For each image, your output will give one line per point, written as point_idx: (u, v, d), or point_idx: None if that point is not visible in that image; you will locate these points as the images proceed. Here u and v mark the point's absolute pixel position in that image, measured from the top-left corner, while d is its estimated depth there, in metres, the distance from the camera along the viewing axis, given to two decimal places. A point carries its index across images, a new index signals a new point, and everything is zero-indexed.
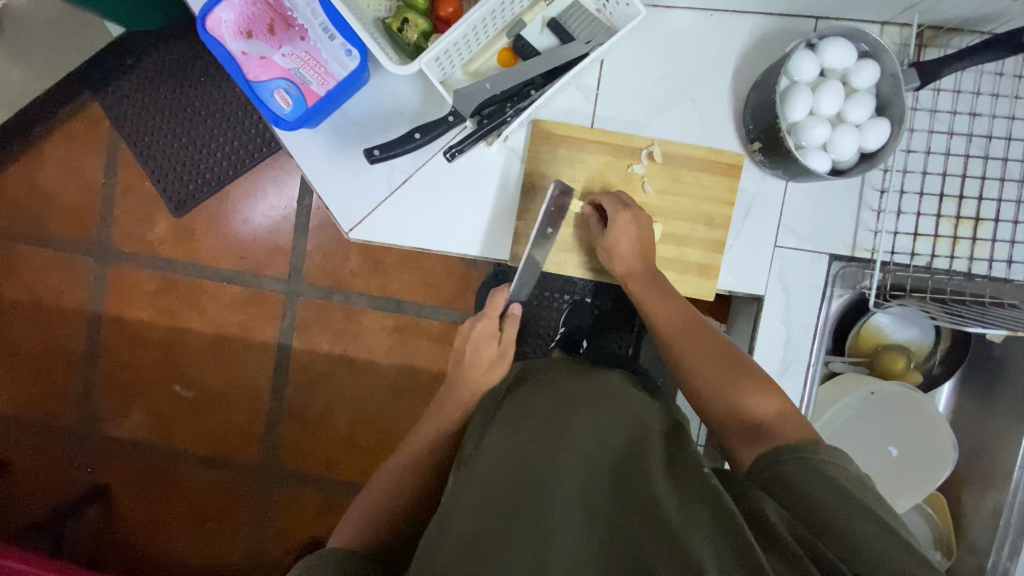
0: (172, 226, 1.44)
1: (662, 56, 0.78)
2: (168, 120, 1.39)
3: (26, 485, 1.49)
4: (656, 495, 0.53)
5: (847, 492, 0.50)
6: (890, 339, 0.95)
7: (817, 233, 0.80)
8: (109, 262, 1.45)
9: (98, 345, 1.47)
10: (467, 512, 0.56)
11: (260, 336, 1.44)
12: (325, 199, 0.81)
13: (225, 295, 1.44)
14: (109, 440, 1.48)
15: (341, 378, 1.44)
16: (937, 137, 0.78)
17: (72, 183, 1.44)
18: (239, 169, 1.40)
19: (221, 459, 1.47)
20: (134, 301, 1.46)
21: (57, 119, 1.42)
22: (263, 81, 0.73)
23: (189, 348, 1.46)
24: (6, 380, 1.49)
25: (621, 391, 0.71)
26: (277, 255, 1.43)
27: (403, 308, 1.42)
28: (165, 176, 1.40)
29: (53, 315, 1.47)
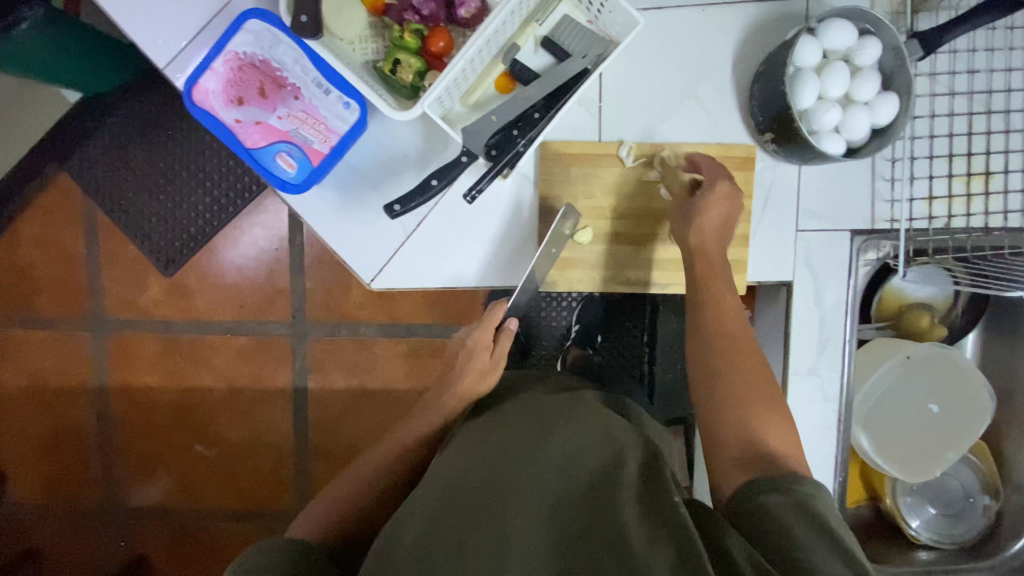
0: (166, 287, 1.39)
1: (660, 58, 0.77)
2: (145, 180, 1.34)
3: (65, 565, 1.46)
4: (623, 526, 0.54)
5: (817, 527, 0.52)
6: (911, 299, 0.96)
7: (837, 212, 0.81)
8: (106, 333, 1.41)
9: (109, 417, 1.43)
10: (426, 522, 0.57)
11: (275, 382, 1.42)
12: (341, 253, 0.79)
13: (231, 347, 1.41)
14: (139, 509, 1.45)
15: (363, 410, 1.42)
16: (941, 99, 0.78)
17: (55, 258, 1.39)
18: (223, 220, 1.36)
19: (253, 508, 1.45)
20: (140, 367, 1.42)
21: (25, 195, 1.36)
22: (263, 146, 0.70)
23: (205, 404, 1.43)
24: (20, 468, 1.45)
25: (597, 407, 0.71)
26: (277, 299, 1.40)
27: (413, 331, 1.41)
28: (150, 236, 1.36)
29: (58, 395, 1.43)
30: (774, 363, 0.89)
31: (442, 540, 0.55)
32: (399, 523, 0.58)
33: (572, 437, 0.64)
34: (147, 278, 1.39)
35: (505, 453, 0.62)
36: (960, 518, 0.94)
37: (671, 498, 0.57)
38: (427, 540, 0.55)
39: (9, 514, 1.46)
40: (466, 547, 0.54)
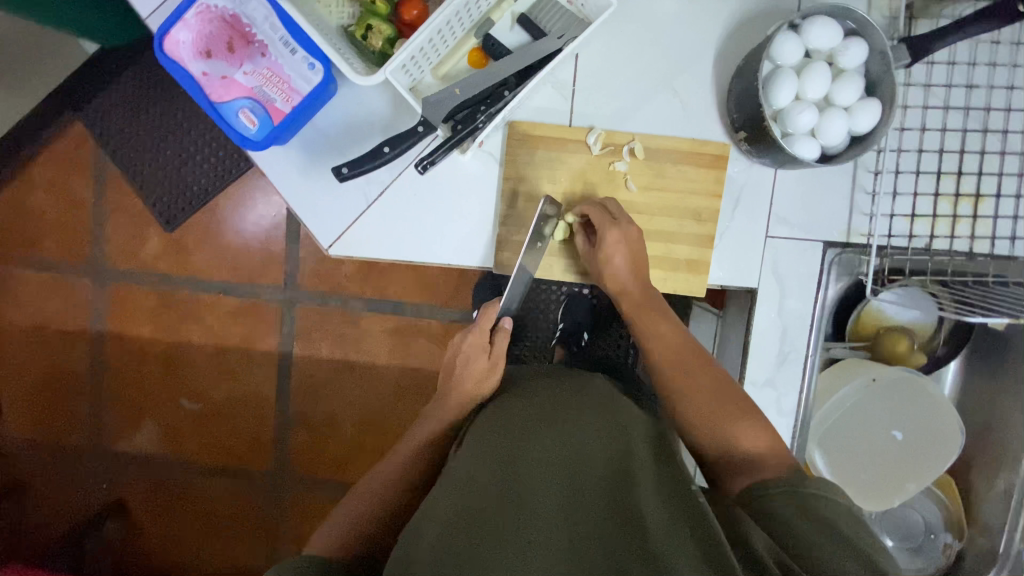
0: (166, 242, 1.27)
1: (639, 45, 0.75)
2: (157, 130, 1.22)
3: (20, 520, 1.32)
4: (640, 510, 0.52)
5: (831, 528, 0.53)
6: (890, 322, 0.90)
7: (810, 220, 0.78)
8: (103, 279, 1.28)
9: (102, 365, 1.31)
10: (447, 518, 0.53)
11: (260, 345, 1.29)
12: (301, 216, 0.79)
13: (218, 306, 1.29)
14: (114, 459, 1.32)
15: (343, 385, 1.29)
16: (933, 112, 0.75)
17: (42, 188, 1.26)
18: (226, 181, 1.24)
19: (228, 471, 1.31)
20: (134, 317, 1.29)
21: (41, 135, 1.25)
22: (227, 101, 0.71)
23: (190, 359, 1.30)
24: (13, 410, 1.32)
25: (608, 397, 0.68)
26: (271, 263, 1.28)
27: (402, 308, 1.28)
28: (155, 190, 1.25)
29: (52, 336, 1.30)
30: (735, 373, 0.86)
31: (461, 533, 0.51)
32: (416, 530, 0.53)
33: (580, 430, 0.61)
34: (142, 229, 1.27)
35: (523, 444, 0.60)
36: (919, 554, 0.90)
37: (688, 493, 0.55)
38: (443, 547, 0.50)
39: (9, 452, 1.32)
40: (483, 555, 0.49)
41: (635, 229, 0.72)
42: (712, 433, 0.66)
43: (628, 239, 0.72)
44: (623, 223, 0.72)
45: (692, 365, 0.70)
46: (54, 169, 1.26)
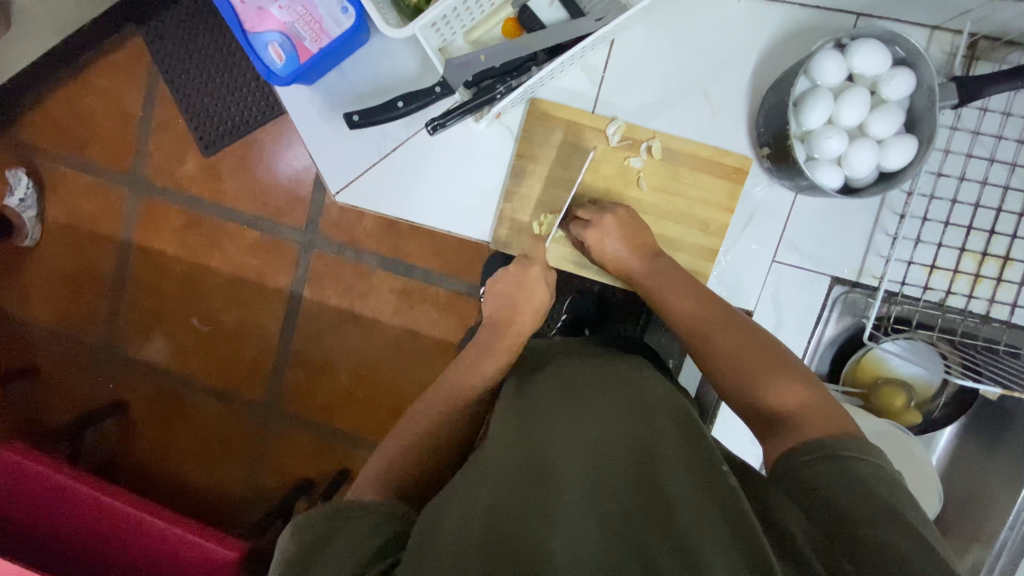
0: (200, 165, 1.31)
1: (680, 42, 0.73)
2: (204, 59, 1.25)
3: (43, 399, 1.40)
4: (667, 498, 0.49)
5: (876, 497, 0.46)
6: (890, 373, 0.86)
7: (821, 253, 0.75)
8: (140, 192, 1.33)
9: (125, 274, 1.37)
10: (475, 498, 0.49)
11: (274, 282, 1.32)
12: (316, 160, 0.80)
13: (243, 237, 1.32)
14: (127, 362, 1.39)
15: (345, 333, 1.32)
16: (975, 162, 0.71)
17: (96, 94, 1.31)
18: (268, 116, 1.26)
19: (228, 392, 1.36)
20: (161, 233, 1.34)
21: (101, 47, 1.29)
22: (260, 33, 0.73)
23: (209, 283, 1.34)
24: (43, 297, 1.39)
25: (633, 375, 0.65)
26: (296, 204, 1.29)
27: (411, 272, 1.28)
28: (199, 113, 1.27)
29: (85, 238, 1.36)
30: None
31: (489, 514, 0.47)
32: (445, 501, 0.50)
33: (610, 410, 0.59)
34: (184, 151, 1.31)
35: (549, 436, 0.56)
36: None
37: (717, 467, 0.52)
38: (471, 514, 0.47)
39: (33, 333, 1.40)
40: (511, 526, 0.46)
41: (610, 220, 0.71)
42: (742, 389, 0.60)
43: (608, 232, 0.71)
44: (596, 223, 0.71)
45: (721, 327, 0.63)
46: (108, 77, 1.30)
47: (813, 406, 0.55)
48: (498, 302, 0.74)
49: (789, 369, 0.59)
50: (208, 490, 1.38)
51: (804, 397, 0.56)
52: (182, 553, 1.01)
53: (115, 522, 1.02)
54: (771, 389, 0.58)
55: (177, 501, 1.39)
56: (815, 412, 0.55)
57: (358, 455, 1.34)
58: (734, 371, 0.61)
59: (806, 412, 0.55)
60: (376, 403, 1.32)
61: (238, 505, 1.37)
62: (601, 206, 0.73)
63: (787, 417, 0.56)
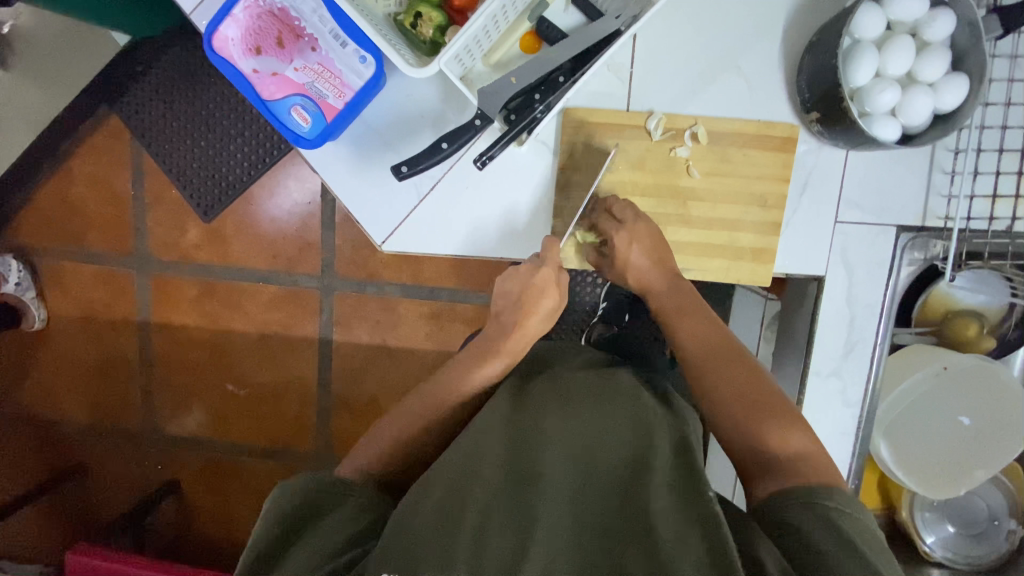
0: (205, 232, 1.28)
1: (699, 21, 0.71)
2: (186, 125, 1.22)
3: (97, 494, 1.38)
4: (649, 518, 0.49)
5: (849, 545, 0.46)
6: (958, 305, 0.86)
7: (884, 204, 0.74)
8: (148, 271, 1.31)
9: (151, 354, 1.34)
10: (460, 497, 0.51)
11: (301, 331, 1.30)
12: (356, 213, 0.78)
13: (262, 294, 1.29)
14: (171, 440, 1.37)
15: (384, 367, 1.30)
16: (1020, 86, 0.70)
17: (83, 183, 1.28)
18: (260, 168, 1.23)
19: (277, 447, 1.35)
20: (180, 307, 1.32)
21: (78, 134, 1.25)
22: (279, 99, 0.70)
23: (237, 346, 1.32)
24: (70, 394, 1.37)
25: (631, 386, 0.64)
26: (307, 249, 1.27)
27: (436, 294, 1.26)
28: (192, 181, 1.24)
29: (103, 327, 1.34)
30: (793, 363, 0.83)
31: (465, 523, 0.50)
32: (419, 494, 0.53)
33: (604, 422, 0.57)
34: (186, 222, 1.28)
35: (536, 443, 0.56)
36: (982, 539, 0.88)
37: (701, 486, 0.52)
38: (448, 521, 0.49)
39: (70, 432, 1.38)
40: (485, 535, 0.49)
41: (641, 227, 0.71)
42: (740, 424, 0.59)
43: (637, 237, 0.71)
44: (629, 224, 0.71)
45: (722, 363, 0.63)
46: (92, 162, 1.27)
47: (812, 453, 0.56)
48: (506, 303, 0.71)
49: (793, 414, 0.59)
50: None
51: (806, 443, 0.56)
52: None
53: None
54: (775, 432, 0.57)
55: None
56: (816, 463, 0.55)
57: None
58: (742, 403, 0.60)
59: (802, 459, 0.55)
60: None
61: None
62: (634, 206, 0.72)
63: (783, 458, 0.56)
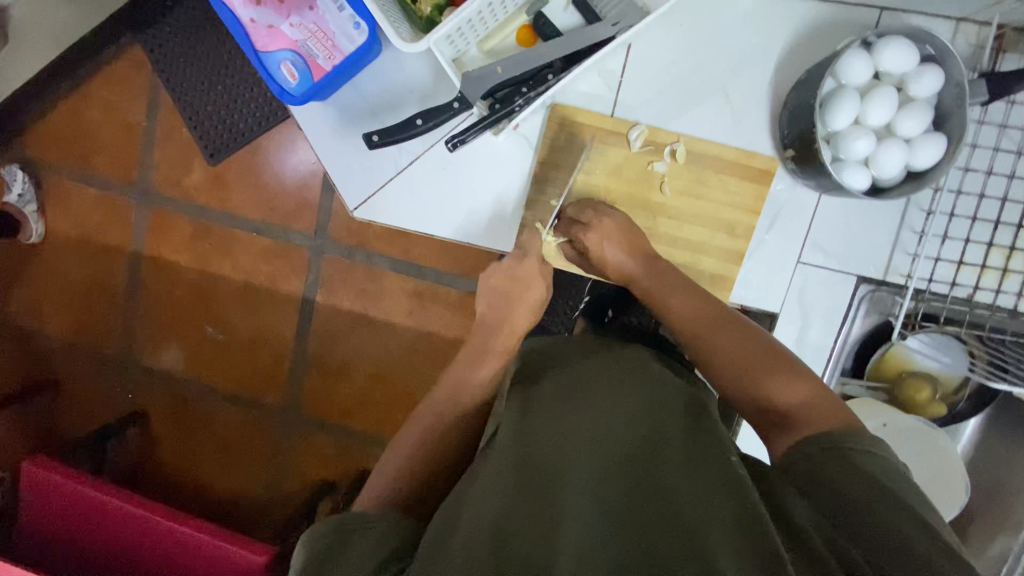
0: (207, 174, 1.23)
1: (695, 41, 0.71)
2: (206, 64, 1.17)
3: (63, 416, 1.32)
4: (672, 489, 0.48)
5: (878, 485, 0.46)
6: (914, 366, 0.82)
7: (848, 252, 0.74)
8: (148, 202, 1.25)
9: (138, 286, 1.28)
10: (484, 510, 0.49)
11: (285, 288, 1.24)
12: (332, 175, 0.79)
13: (254, 243, 1.23)
14: (145, 372, 1.30)
15: (360, 338, 1.24)
16: (1002, 156, 0.70)
17: (98, 104, 1.23)
18: (273, 121, 1.17)
19: (245, 398, 1.28)
20: (171, 243, 1.26)
21: (100, 57, 1.21)
22: (271, 52, 0.73)
23: (221, 293, 1.26)
24: (52, 311, 1.30)
25: (637, 368, 0.64)
26: (304, 207, 1.21)
27: (423, 273, 1.20)
28: (202, 121, 1.19)
29: (94, 250, 1.28)
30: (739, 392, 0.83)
31: (497, 521, 0.48)
32: (454, 506, 0.51)
33: (615, 410, 0.58)
34: (189, 160, 1.23)
35: (552, 440, 0.55)
36: None
37: (725, 459, 0.51)
38: (478, 523, 0.48)
39: (48, 348, 1.31)
40: (519, 532, 0.47)
41: (609, 224, 0.71)
42: (743, 386, 0.61)
43: (607, 236, 0.71)
44: (596, 226, 0.71)
45: (718, 328, 0.64)
46: (110, 88, 1.23)
47: (815, 400, 0.56)
48: (491, 299, 0.74)
49: (790, 366, 0.60)
50: (228, 498, 1.30)
51: (806, 391, 0.57)
52: (213, 556, 0.97)
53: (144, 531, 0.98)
54: (775, 384, 0.59)
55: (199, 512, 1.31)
56: (818, 409, 0.55)
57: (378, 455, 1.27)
58: (735, 373, 0.62)
59: (807, 406, 0.56)
60: (395, 408, 1.25)
61: (260, 511, 1.30)
62: (599, 208, 0.72)
63: (790, 413, 0.57)
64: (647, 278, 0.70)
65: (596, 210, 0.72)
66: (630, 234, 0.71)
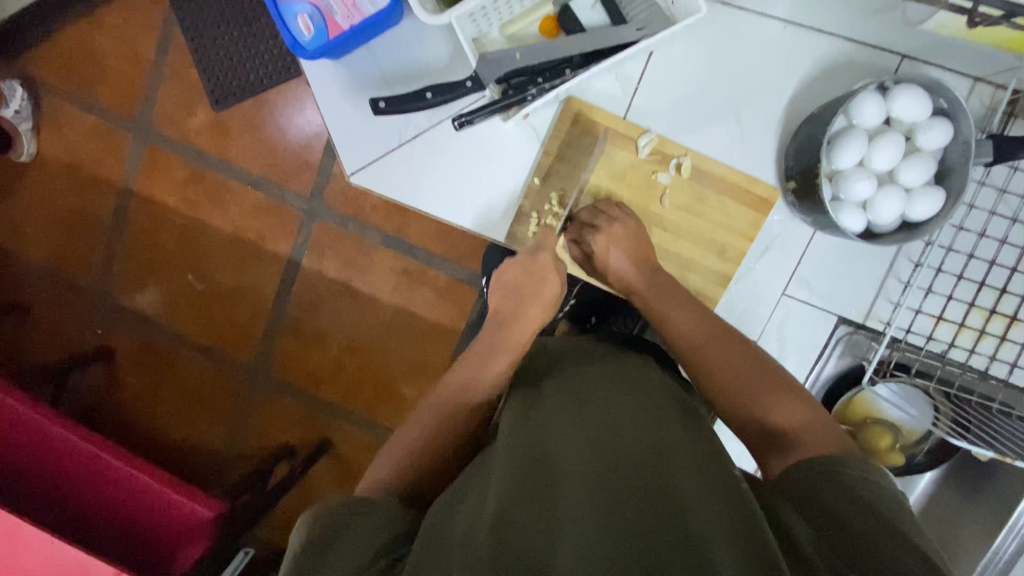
0: (210, 119, 1.20)
1: (718, 60, 0.71)
2: (225, 7, 1.14)
3: (27, 342, 1.28)
4: (675, 495, 0.45)
5: (874, 512, 0.46)
6: (880, 414, 0.81)
7: (832, 291, 0.75)
8: (145, 138, 1.22)
9: (123, 222, 1.25)
10: (483, 503, 0.47)
11: (273, 246, 1.22)
12: (335, 137, 0.78)
13: (248, 197, 1.21)
14: (118, 310, 1.27)
15: (341, 308, 1.23)
16: (997, 221, 0.71)
17: (106, 29, 1.19)
18: (285, 77, 1.15)
19: (217, 351, 1.26)
20: (163, 184, 1.23)
21: None
22: (291, 1, 0.71)
23: (208, 242, 1.24)
24: (32, 234, 1.26)
25: (641, 376, 0.62)
26: (304, 169, 1.20)
27: (413, 252, 1.19)
28: (212, 64, 1.16)
29: (83, 179, 1.24)
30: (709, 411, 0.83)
31: (496, 511, 0.45)
32: (453, 503, 0.49)
33: (619, 413, 0.55)
34: (194, 103, 1.19)
35: (555, 437, 0.53)
36: None
37: (729, 473, 0.50)
38: (475, 516, 0.45)
39: (22, 271, 1.27)
40: (518, 523, 0.43)
41: (615, 231, 0.70)
42: (748, 408, 0.61)
43: (611, 236, 0.70)
44: (610, 228, 0.70)
45: (719, 341, 0.64)
46: (122, 16, 1.18)
47: (815, 425, 0.57)
48: None
49: (794, 391, 0.60)
50: (186, 447, 1.28)
51: (806, 415, 0.58)
52: (161, 506, 0.96)
53: (96, 472, 0.96)
54: (776, 408, 0.59)
55: (153, 457, 1.29)
56: (820, 433, 0.56)
57: (341, 427, 1.25)
58: (738, 394, 0.62)
59: (809, 431, 0.56)
60: (366, 383, 1.24)
61: (215, 464, 1.28)
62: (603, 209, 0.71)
63: (788, 434, 0.57)
64: (657, 291, 0.69)
65: (611, 216, 0.71)
66: (623, 241, 0.70)
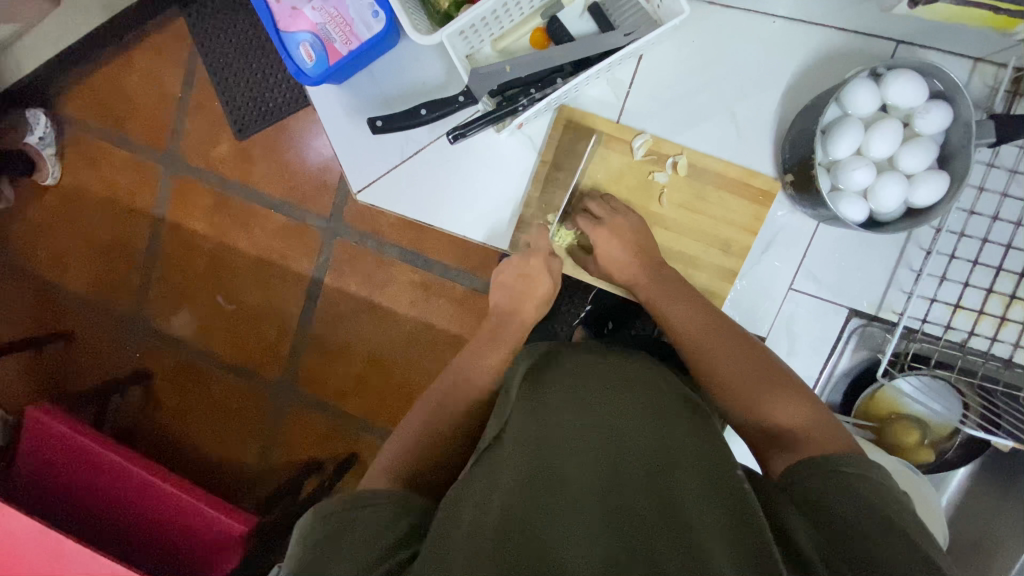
0: (232, 148, 1.26)
1: (709, 60, 0.72)
2: (243, 43, 1.20)
3: (72, 367, 1.35)
4: (679, 504, 0.45)
5: (877, 512, 0.45)
6: (905, 410, 0.78)
7: (841, 284, 0.74)
8: (174, 169, 1.29)
9: (156, 249, 1.32)
10: (488, 504, 0.47)
11: (295, 266, 1.27)
12: (340, 157, 0.81)
13: (271, 221, 1.26)
14: (155, 334, 1.34)
15: (362, 323, 1.26)
16: (1011, 203, 0.69)
17: (136, 70, 1.27)
18: (301, 104, 1.20)
19: (247, 369, 1.31)
20: (192, 211, 1.29)
21: (146, 28, 1.25)
22: (292, 32, 0.75)
23: (235, 264, 1.29)
24: (75, 264, 1.34)
25: (646, 373, 0.61)
26: (323, 191, 1.24)
27: (429, 265, 1.22)
28: (232, 97, 1.22)
29: (119, 210, 1.32)
30: None
31: (501, 514, 0.45)
32: (458, 495, 0.50)
33: (626, 415, 0.55)
34: (218, 133, 1.26)
35: (560, 438, 0.53)
36: None
37: (731, 473, 0.49)
38: (479, 517, 0.46)
39: (67, 299, 1.35)
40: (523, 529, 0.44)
41: (615, 233, 0.71)
42: (745, 405, 0.60)
43: (611, 234, 0.71)
44: (612, 227, 0.71)
45: (714, 335, 0.64)
46: (150, 57, 1.26)
47: (813, 423, 0.55)
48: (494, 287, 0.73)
49: (791, 388, 0.59)
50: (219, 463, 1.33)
51: (802, 414, 0.56)
52: (192, 520, 0.99)
53: (133, 488, 1.00)
54: (774, 405, 0.58)
55: (189, 473, 1.34)
56: (819, 429, 0.54)
57: (366, 439, 1.28)
58: (735, 394, 0.61)
59: (806, 429, 0.55)
60: (388, 394, 1.27)
61: (247, 478, 1.32)
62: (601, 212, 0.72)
63: (784, 431, 0.56)
64: (660, 289, 0.69)
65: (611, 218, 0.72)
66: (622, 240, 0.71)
